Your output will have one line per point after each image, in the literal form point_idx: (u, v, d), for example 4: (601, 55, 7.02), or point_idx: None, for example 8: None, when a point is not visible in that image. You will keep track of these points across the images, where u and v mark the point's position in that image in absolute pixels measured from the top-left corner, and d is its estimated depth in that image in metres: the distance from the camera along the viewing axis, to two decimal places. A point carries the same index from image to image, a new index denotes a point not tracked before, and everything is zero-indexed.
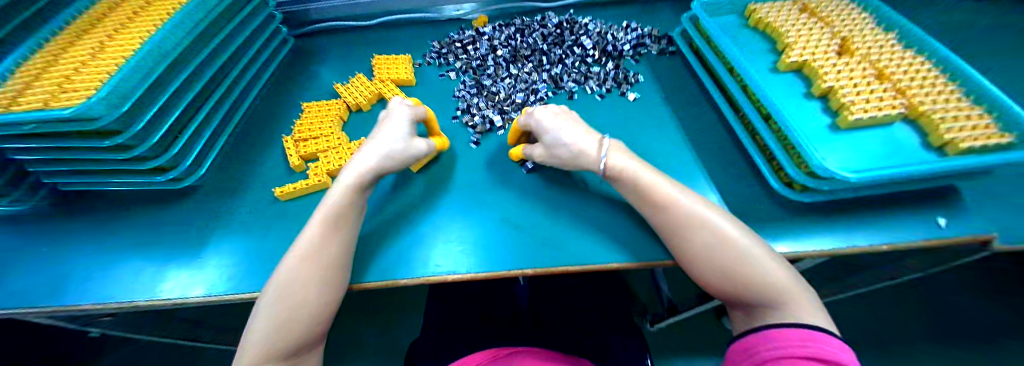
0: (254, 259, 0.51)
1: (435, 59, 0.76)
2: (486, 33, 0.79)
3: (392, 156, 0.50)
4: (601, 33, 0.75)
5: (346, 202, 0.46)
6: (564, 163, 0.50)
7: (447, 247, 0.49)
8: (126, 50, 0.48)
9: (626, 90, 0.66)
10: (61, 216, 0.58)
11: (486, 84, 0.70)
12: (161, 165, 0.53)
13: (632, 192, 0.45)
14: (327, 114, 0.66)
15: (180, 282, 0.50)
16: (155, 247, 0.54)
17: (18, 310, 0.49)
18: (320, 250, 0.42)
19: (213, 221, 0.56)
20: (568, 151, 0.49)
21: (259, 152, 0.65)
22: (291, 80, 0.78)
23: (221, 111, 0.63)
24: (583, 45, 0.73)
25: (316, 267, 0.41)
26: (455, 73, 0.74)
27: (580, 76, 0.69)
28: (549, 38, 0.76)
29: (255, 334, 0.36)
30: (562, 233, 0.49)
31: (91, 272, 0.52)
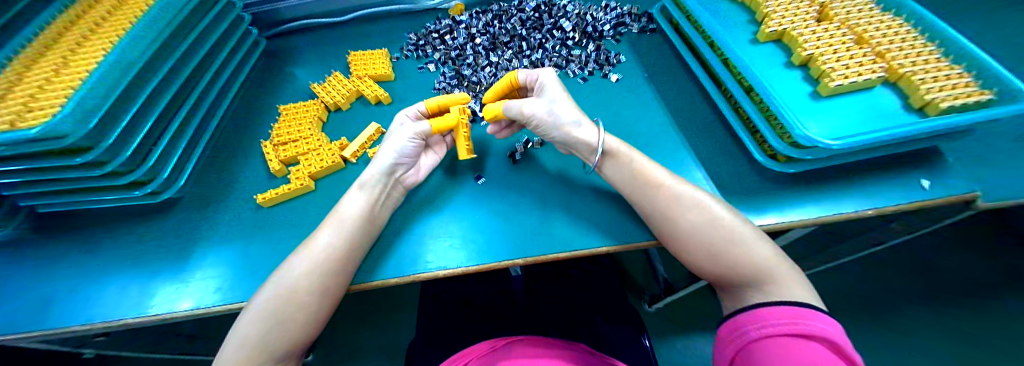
0: (241, 268, 0.50)
1: (413, 51, 0.74)
2: (463, 21, 0.77)
3: (387, 152, 0.48)
4: (580, 14, 0.73)
5: (353, 201, 0.46)
6: (558, 127, 0.48)
7: (436, 243, 0.49)
8: (89, 62, 0.46)
9: (608, 71, 0.65)
10: (36, 239, 0.56)
11: (466, 74, 0.68)
12: (137, 179, 0.51)
13: (623, 176, 0.45)
14: (305, 115, 0.64)
15: (168, 297, 0.49)
16: (138, 263, 0.53)
17: (3, 337, 0.48)
18: (308, 256, 0.41)
19: (196, 233, 0.55)
20: (566, 117, 0.48)
21: (240, 159, 0.64)
22: (266, 83, 0.75)
23: (195, 119, 0.60)
24: (563, 28, 0.71)
25: (303, 274, 0.40)
26: (434, 65, 0.72)
27: (561, 60, 0.67)
28: (528, 22, 0.74)
29: (243, 345, 0.35)
30: (550, 224, 0.49)
31: (75, 294, 0.51)
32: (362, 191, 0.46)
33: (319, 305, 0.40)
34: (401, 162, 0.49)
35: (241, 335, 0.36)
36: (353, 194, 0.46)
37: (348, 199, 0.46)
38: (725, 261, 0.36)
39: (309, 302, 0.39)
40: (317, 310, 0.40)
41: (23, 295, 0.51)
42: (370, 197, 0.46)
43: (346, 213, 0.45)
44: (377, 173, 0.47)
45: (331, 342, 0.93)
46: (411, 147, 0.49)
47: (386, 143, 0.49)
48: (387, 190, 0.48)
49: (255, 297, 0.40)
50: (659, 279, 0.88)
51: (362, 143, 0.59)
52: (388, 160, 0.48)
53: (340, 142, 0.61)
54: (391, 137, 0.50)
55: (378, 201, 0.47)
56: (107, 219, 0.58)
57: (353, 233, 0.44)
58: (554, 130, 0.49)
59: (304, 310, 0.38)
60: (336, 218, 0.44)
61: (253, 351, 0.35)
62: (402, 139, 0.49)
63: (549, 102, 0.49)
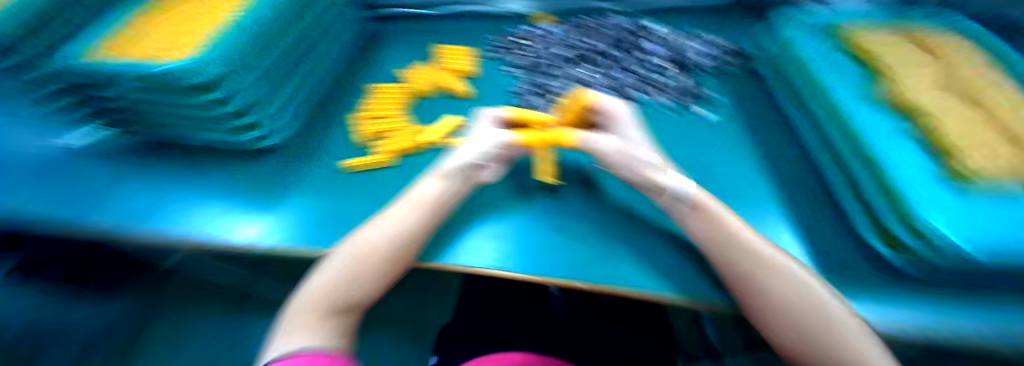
0: (314, 221, 0.53)
1: (494, 53, 0.72)
2: (553, 31, 0.75)
3: (470, 151, 0.50)
4: (677, 43, 0.71)
5: (426, 188, 0.47)
6: (632, 169, 0.46)
7: (486, 242, 0.49)
8: (232, 20, 0.52)
9: (697, 110, 0.62)
10: (147, 163, 0.62)
11: (547, 84, 0.64)
12: (252, 125, 0.56)
13: (703, 231, 0.39)
14: (393, 96, 0.67)
15: (228, 223, 0.53)
16: (208, 186, 0.58)
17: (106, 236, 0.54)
18: (370, 234, 0.44)
19: (274, 187, 0.58)
20: (643, 159, 0.46)
21: (328, 130, 0.67)
22: (363, 62, 0.79)
23: (308, 83, 0.65)
24: (656, 53, 0.68)
25: (361, 251, 0.43)
26: (514, 70, 0.68)
27: (650, 88, 0.64)
28: (618, 43, 0.70)
29: (310, 299, 0.43)
30: (602, 253, 0.46)
31: (163, 204, 0.57)
32: (440, 180, 0.48)
33: (369, 280, 0.44)
34: (482, 163, 0.50)
35: (308, 289, 0.44)
36: (429, 182, 0.48)
37: (422, 185, 0.48)
38: (829, 354, 0.31)
39: (361, 280, 0.43)
40: (371, 286, 0.44)
41: (123, 197, 0.58)
42: (442, 187, 0.48)
43: (421, 197, 0.46)
44: (455, 166, 0.49)
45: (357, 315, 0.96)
46: (493, 152, 0.50)
47: (470, 143, 0.51)
48: (461, 186, 0.49)
49: (325, 258, 0.46)
50: None
51: (439, 133, 0.60)
52: (470, 159, 0.49)
53: (421, 128, 0.63)
54: (475, 138, 0.52)
55: (451, 194, 0.48)
56: (203, 157, 0.62)
57: (424, 216, 0.45)
58: (628, 172, 0.46)
59: (357, 286, 0.43)
60: (411, 198, 0.47)
61: (314, 309, 0.42)
62: (483, 141, 0.51)
63: (625, 143, 0.47)
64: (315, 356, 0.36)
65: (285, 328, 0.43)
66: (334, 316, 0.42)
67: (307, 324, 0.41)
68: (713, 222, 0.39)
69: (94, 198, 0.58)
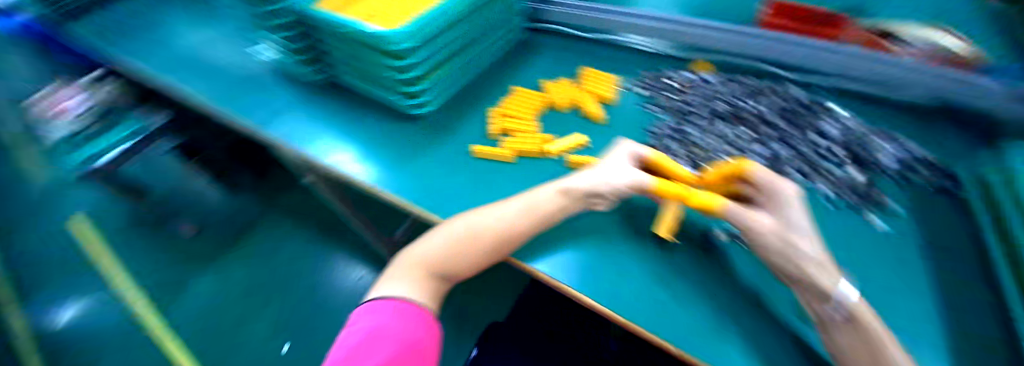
0: (415, 179, 0.62)
1: (642, 88, 0.70)
2: (711, 81, 0.67)
3: (599, 179, 0.50)
4: (859, 134, 0.56)
5: (544, 199, 0.51)
6: (789, 256, 0.35)
7: (558, 261, 0.51)
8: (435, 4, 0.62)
9: (874, 220, 0.48)
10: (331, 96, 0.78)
11: (687, 132, 0.59)
12: (410, 92, 0.67)
13: (854, 350, 0.30)
14: (530, 103, 0.71)
15: (349, 159, 0.67)
16: (346, 127, 0.72)
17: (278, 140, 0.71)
18: (479, 218, 0.51)
19: (407, 147, 0.68)
20: (808, 252, 0.34)
21: (459, 114, 0.73)
22: (513, 62, 0.82)
23: (455, 65, 0.70)
24: (828, 135, 0.56)
25: (470, 232, 0.50)
26: (657, 111, 0.66)
27: (811, 171, 0.52)
28: (784, 113, 0.60)
29: (421, 256, 0.52)
30: (675, 307, 0.44)
31: (304, 128, 0.73)
32: (560, 196, 0.51)
33: (468, 261, 0.51)
34: (603, 194, 0.50)
35: (419, 247, 0.53)
36: (550, 191, 0.51)
37: (541, 191, 0.52)
38: None
39: (466, 258, 0.51)
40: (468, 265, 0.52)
41: (280, 117, 0.76)
42: (561, 203, 0.50)
43: (540, 204, 0.50)
44: (580, 187, 0.50)
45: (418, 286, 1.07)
46: (620, 188, 0.49)
47: (602, 171, 0.50)
48: (572, 207, 0.51)
49: (438, 226, 0.54)
50: None
51: (564, 147, 0.63)
52: (595, 187, 0.49)
53: (546, 138, 0.65)
54: (608, 168, 0.50)
55: (564, 210, 0.51)
56: (363, 104, 0.76)
57: (533, 221, 0.50)
58: (782, 258, 0.35)
59: (460, 261, 0.51)
60: (530, 198, 0.51)
61: (420, 266, 0.51)
62: (618, 173, 0.49)
63: (788, 225, 0.36)
64: (413, 306, 0.47)
65: (390, 269, 0.54)
66: (432, 281, 0.51)
67: (411, 277, 0.51)
68: (872, 344, 0.29)
69: (286, 110, 0.76)
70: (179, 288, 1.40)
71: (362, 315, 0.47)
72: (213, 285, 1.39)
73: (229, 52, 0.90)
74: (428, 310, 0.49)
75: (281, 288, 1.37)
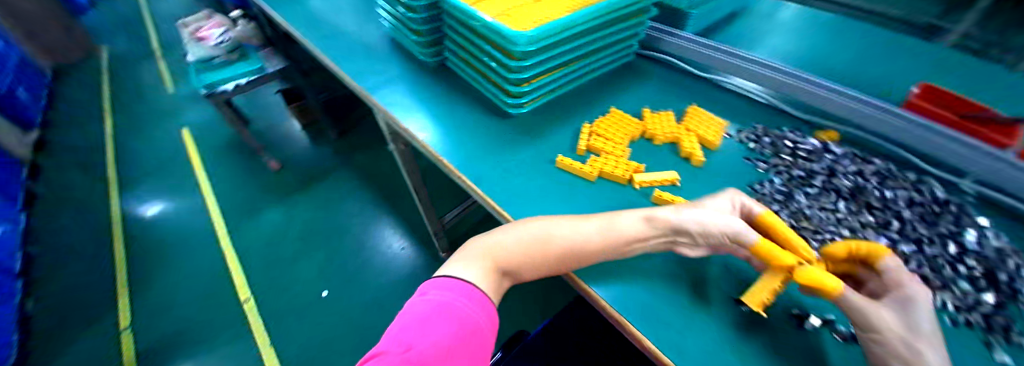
0: (494, 170, 0.65)
1: (752, 142, 0.68)
2: (834, 153, 0.63)
3: (693, 217, 0.49)
4: (1012, 252, 0.47)
5: (633, 224, 0.50)
6: (899, 356, 0.33)
7: (618, 291, 0.50)
8: (556, 16, 0.65)
9: (1006, 363, 0.39)
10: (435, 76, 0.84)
11: (795, 200, 0.56)
12: (510, 90, 0.70)
13: None
14: (626, 128, 0.71)
15: (439, 141, 0.70)
16: (444, 111, 0.76)
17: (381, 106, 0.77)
18: (563, 226, 0.50)
19: (497, 139, 0.71)
20: (930, 357, 0.32)
21: (553, 120, 0.75)
22: (616, 81, 0.84)
23: (559, 72, 0.73)
24: (964, 242, 0.48)
25: (551, 236, 0.50)
26: (765, 168, 0.64)
27: (936, 276, 0.46)
28: (916, 206, 0.54)
29: (493, 246, 0.51)
30: None
31: (400, 98, 0.79)
32: (644, 223, 0.50)
33: (537, 265, 0.50)
34: (693, 235, 0.49)
35: (490, 239, 0.52)
36: (636, 217, 0.51)
37: (628, 215, 0.52)
38: None
39: (539, 262, 0.50)
40: (537, 269, 0.50)
41: (383, 84, 0.82)
42: (645, 231, 0.50)
43: (625, 228, 0.50)
44: (672, 221, 0.49)
45: None
46: (714, 234, 0.48)
47: (696, 213, 0.49)
48: (654, 237, 0.50)
49: (515, 223, 0.54)
50: None
51: (654, 179, 0.62)
52: (685, 224, 0.49)
53: (636, 166, 0.64)
54: (705, 211, 0.49)
55: (645, 238, 0.50)
56: (464, 91, 0.80)
57: (611, 240, 0.49)
58: (891, 353, 0.33)
59: (531, 261, 0.49)
60: (614, 218, 0.51)
61: (491, 257, 0.49)
62: (718, 216, 0.48)
63: (908, 327, 0.34)
64: (477, 294, 0.45)
65: (455, 256, 0.52)
66: (497, 276, 0.49)
67: (479, 265, 0.49)
68: None
69: (393, 81, 0.82)
70: (249, 214, 1.56)
71: (429, 288, 0.46)
72: (276, 219, 1.54)
73: (353, 19, 1.00)
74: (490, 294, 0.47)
75: (331, 238, 1.48)
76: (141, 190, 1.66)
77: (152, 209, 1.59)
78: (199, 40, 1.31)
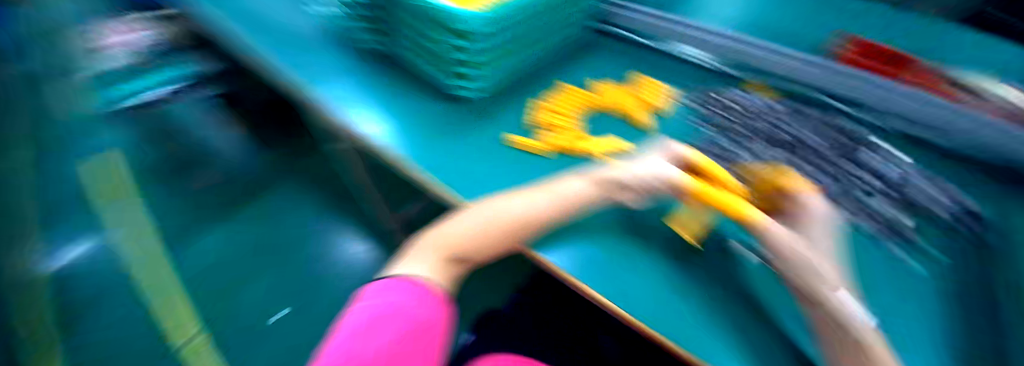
0: (447, 159, 0.62)
1: (696, 101, 0.73)
2: (772, 108, 0.70)
3: (628, 170, 0.56)
4: (916, 182, 0.60)
5: (578, 185, 0.54)
6: (817, 275, 0.42)
7: (569, 249, 0.51)
8: None
9: (906, 261, 0.52)
10: (383, 66, 0.80)
11: (736, 155, 0.62)
12: (463, 73, 0.66)
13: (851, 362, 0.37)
14: (576, 102, 0.72)
15: (385, 137, 0.65)
16: (391, 106, 0.71)
17: (319, 104, 0.70)
18: (511, 203, 0.53)
19: (446, 127, 0.68)
20: (821, 271, 0.43)
21: (504, 101, 0.74)
22: (566, 56, 0.83)
23: (514, 56, 0.70)
24: (871, 179, 0.60)
25: (500, 211, 0.52)
26: (709, 126, 0.68)
27: (859, 208, 0.57)
28: (842, 148, 0.64)
29: (445, 234, 0.54)
30: (695, 322, 0.45)
31: (338, 91, 0.73)
32: (586, 183, 0.55)
33: (489, 243, 0.53)
34: (631, 185, 0.56)
35: (441, 228, 0.55)
36: (579, 180, 0.56)
37: (571, 180, 0.55)
38: None
39: (490, 237, 0.53)
40: (492, 247, 0.55)
41: (320, 76, 0.75)
42: (589, 190, 0.54)
43: (567, 191, 0.53)
44: (614, 175, 0.56)
45: None
46: (648, 180, 0.56)
47: (633, 165, 0.58)
48: (601, 195, 0.55)
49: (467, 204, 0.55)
50: None
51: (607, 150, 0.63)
52: (621, 176, 0.56)
53: (589, 138, 0.66)
54: (641, 163, 0.58)
55: (590, 197, 0.54)
56: (410, 79, 0.77)
57: (555, 203, 0.51)
58: (808, 271, 0.43)
59: (481, 240, 0.53)
60: (559, 185, 0.54)
61: (438, 246, 0.53)
62: (653, 164, 0.57)
63: (815, 249, 0.45)
64: (423, 286, 0.46)
65: (409, 253, 0.54)
66: (449, 262, 0.53)
67: (432, 258, 0.52)
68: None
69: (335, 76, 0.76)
70: (189, 237, 1.42)
71: (373, 293, 0.45)
72: (224, 238, 1.43)
73: (283, 8, 0.92)
74: (439, 290, 0.47)
75: (289, 251, 1.42)
76: (56, 233, 1.33)
77: (73, 253, 1.31)
78: (109, 48, 1.22)
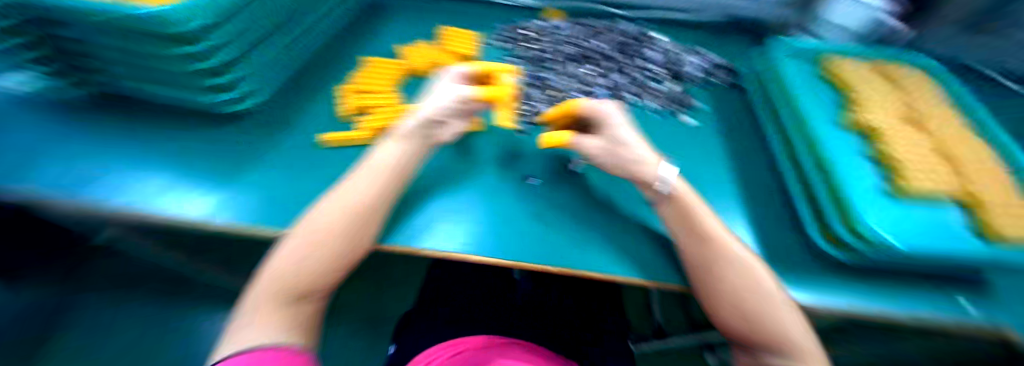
0: (287, 199, 0.52)
1: (499, 40, 0.78)
2: (558, 27, 0.79)
3: (428, 108, 0.51)
4: (670, 53, 0.76)
5: (392, 148, 0.49)
6: (620, 166, 0.47)
7: (452, 227, 0.51)
8: None
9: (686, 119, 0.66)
10: (126, 113, 0.61)
11: (544, 76, 0.69)
12: (220, 85, 0.52)
13: (677, 220, 0.44)
14: (384, 73, 0.68)
15: (190, 203, 0.50)
16: (182, 163, 0.55)
17: (41, 198, 0.48)
18: (349, 197, 0.44)
19: (246, 154, 0.57)
20: (629, 155, 0.46)
21: (309, 98, 0.66)
22: (355, 32, 0.79)
23: (290, 44, 0.63)
24: (653, 59, 0.73)
25: (338, 211, 0.43)
26: (516, 59, 0.74)
27: (640, 90, 0.68)
28: (618, 44, 0.76)
29: (277, 272, 0.40)
30: (576, 244, 0.50)
31: (121, 181, 0.52)
32: (395, 143, 0.49)
33: (335, 255, 0.42)
34: (439, 120, 0.51)
35: (269, 277, 0.40)
36: (388, 145, 0.49)
37: (381, 149, 0.49)
38: (761, 332, 0.37)
39: (336, 245, 0.42)
40: (344, 258, 0.43)
41: (38, 158, 0.53)
42: (403, 147, 0.49)
43: (387, 162, 0.47)
44: (413, 126, 0.50)
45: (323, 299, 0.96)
46: (452, 108, 0.51)
47: (430, 101, 0.52)
48: (417, 145, 0.50)
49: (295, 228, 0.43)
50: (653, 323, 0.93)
51: None
52: (425, 118, 0.50)
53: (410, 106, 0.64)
54: (436, 95, 0.53)
55: (409, 155, 0.49)
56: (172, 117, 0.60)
57: (378, 181, 0.45)
58: (616, 170, 0.48)
59: (328, 256, 0.41)
60: (371, 160, 0.48)
61: (278, 288, 0.39)
62: (441, 96, 0.52)
63: (613, 141, 0.48)
64: (287, 352, 0.34)
65: (234, 325, 0.37)
66: (296, 303, 0.39)
67: (272, 310, 0.38)
68: (687, 215, 0.43)
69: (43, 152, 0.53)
70: None
71: None
72: None
73: None
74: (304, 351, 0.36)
75: None
76: None
77: None
78: None
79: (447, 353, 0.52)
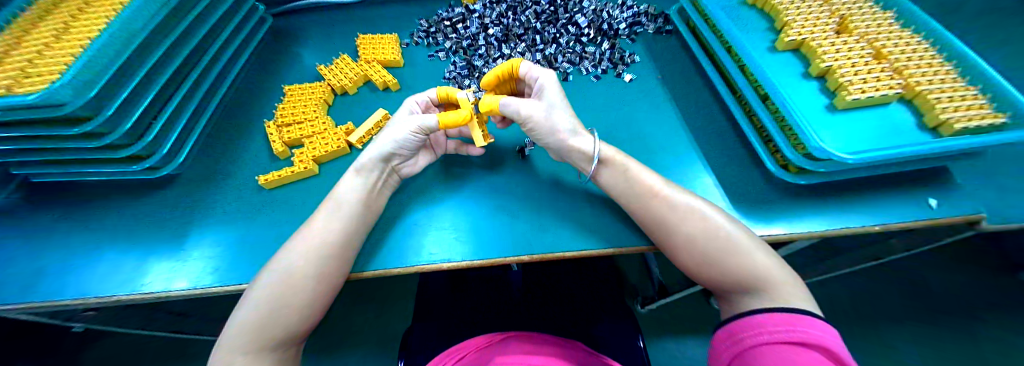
0: (241, 250, 0.51)
1: (424, 38, 0.76)
2: (479, 11, 0.78)
3: (387, 141, 0.49)
4: (597, 11, 0.74)
5: (351, 182, 0.48)
6: (552, 134, 0.49)
7: (422, 238, 0.50)
8: (81, 40, 0.47)
9: (625, 76, 0.65)
10: (50, 201, 0.58)
11: (478, 65, 0.69)
12: (137, 154, 0.52)
13: (618, 180, 0.46)
14: (311, 97, 0.66)
15: (158, 275, 0.50)
16: (132, 238, 0.53)
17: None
18: (309, 235, 0.43)
19: (190, 213, 0.56)
20: (561, 124, 0.48)
21: (243, 141, 0.64)
22: (273, 63, 0.77)
23: (199, 92, 0.61)
24: (579, 23, 0.72)
25: (301, 249, 0.42)
26: (445, 54, 0.73)
27: (575, 57, 0.68)
28: (543, 15, 0.75)
29: (248, 326, 0.37)
30: (548, 227, 0.50)
31: (72, 274, 0.50)
32: (359, 176, 0.48)
33: (312, 299, 0.41)
34: (399, 152, 0.51)
35: (229, 331, 0.37)
36: (349, 178, 0.48)
37: (342, 183, 0.48)
38: (723, 271, 0.38)
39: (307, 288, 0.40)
40: (319, 302, 0.42)
41: None
42: (366, 182, 0.48)
43: (340, 195, 0.46)
44: (375, 158, 0.49)
45: (324, 331, 0.96)
46: (411, 139, 0.50)
47: (389, 131, 0.51)
48: (379, 178, 0.50)
49: (262, 277, 0.41)
50: (654, 281, 0.94)
51: (368, 129, 0.61)
52: (385, 150, 0.49)
53: (346, 127, 0.62)
54: (396, 125, 0.51)
55: (373, 189, 0.49)
56: (105, 193, 0.58)
57: (332, 214, 0.45)
58: (547, 137, 0.50)
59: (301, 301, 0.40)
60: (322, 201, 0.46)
61: (254, 341, 0.36)
62: (402, 127, 0.50)
63: (547, 106, 0.49)
64: None
65: None
66: (273, 354, 0.37)
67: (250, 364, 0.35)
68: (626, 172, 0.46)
69: None
70: None
71: None
72: None
73: None
74: None
75: None
76: None
77: None
78: None
79: (449, 361, 0.52)
